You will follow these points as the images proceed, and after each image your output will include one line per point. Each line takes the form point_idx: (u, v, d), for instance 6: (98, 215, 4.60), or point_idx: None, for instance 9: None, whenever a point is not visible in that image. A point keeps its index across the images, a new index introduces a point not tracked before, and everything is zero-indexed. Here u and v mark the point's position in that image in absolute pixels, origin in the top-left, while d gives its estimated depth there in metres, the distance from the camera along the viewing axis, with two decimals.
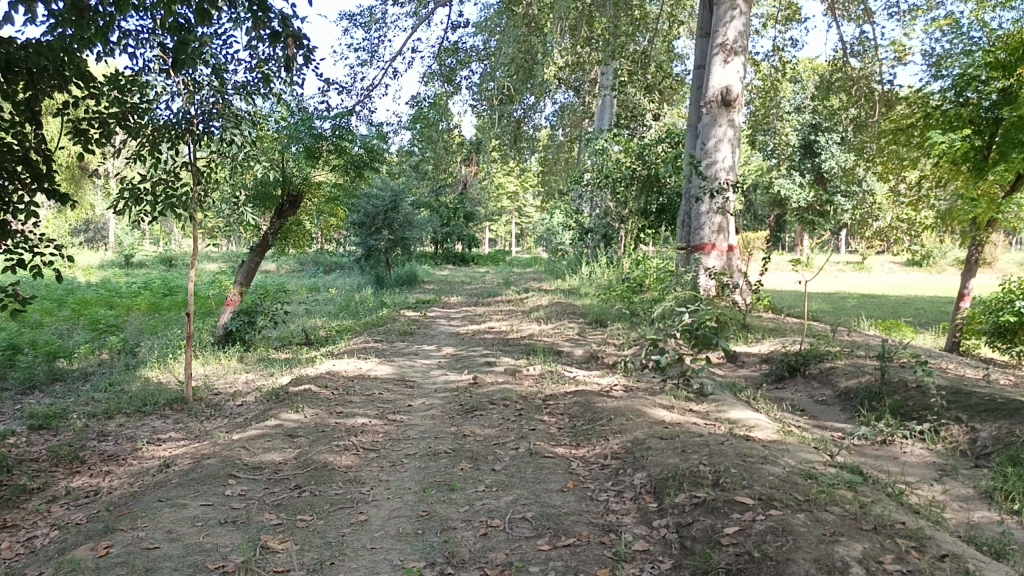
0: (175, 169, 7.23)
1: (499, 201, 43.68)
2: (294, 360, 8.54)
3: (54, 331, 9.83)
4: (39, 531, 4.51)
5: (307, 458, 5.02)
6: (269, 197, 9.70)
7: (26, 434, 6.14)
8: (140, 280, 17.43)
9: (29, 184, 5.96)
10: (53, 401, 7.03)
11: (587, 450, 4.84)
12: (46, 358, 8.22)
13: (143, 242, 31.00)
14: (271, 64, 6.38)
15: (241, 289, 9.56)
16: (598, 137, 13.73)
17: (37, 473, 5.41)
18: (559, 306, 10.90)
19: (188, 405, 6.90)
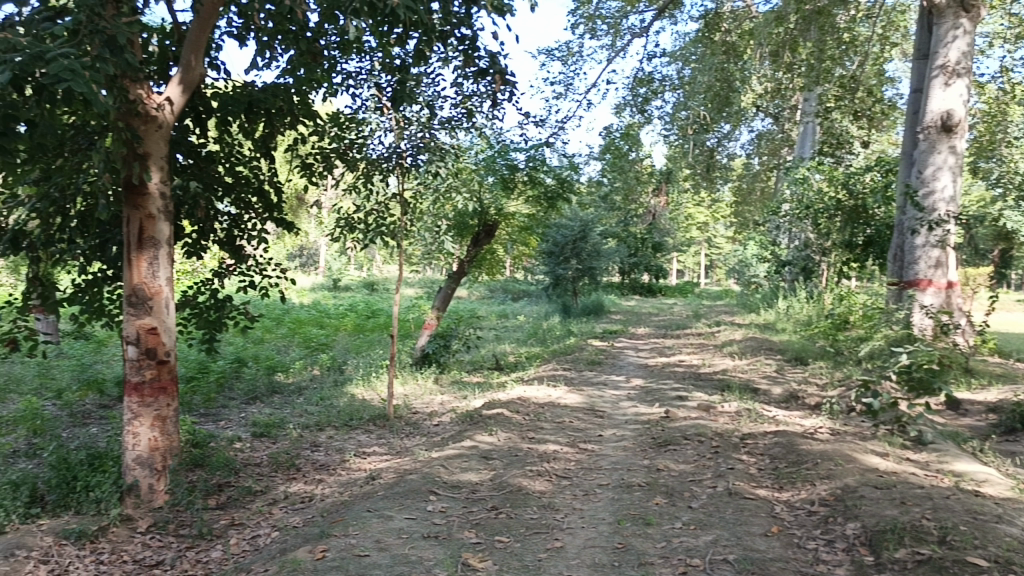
0: (384, 200, 7.67)
1: (688, 232, 43.02)
2: (486, 384, 8.81)
3: (273, 347, 10.77)
4: (262, 532, 4.93)
5: (503, 481, 5.14)
6: (466, 226, 10.13)
7: (250, 440, 6.75)
8: (347, 303, 18.71)
9: (261, 213, 6.61)
10: (273, 411, 7.67)
11: (791, 493, 4.61)
12: (267, 372, 9.00)
13: (348, 267, 33.35)
14: (474, 99, 6.70)
15: (438, 313, 10.00)
16: (798, 167, 13.25)
17: (260, 477, 5.93)
18: (754, 341, 10.52)
19: (390, 422, 7.30)
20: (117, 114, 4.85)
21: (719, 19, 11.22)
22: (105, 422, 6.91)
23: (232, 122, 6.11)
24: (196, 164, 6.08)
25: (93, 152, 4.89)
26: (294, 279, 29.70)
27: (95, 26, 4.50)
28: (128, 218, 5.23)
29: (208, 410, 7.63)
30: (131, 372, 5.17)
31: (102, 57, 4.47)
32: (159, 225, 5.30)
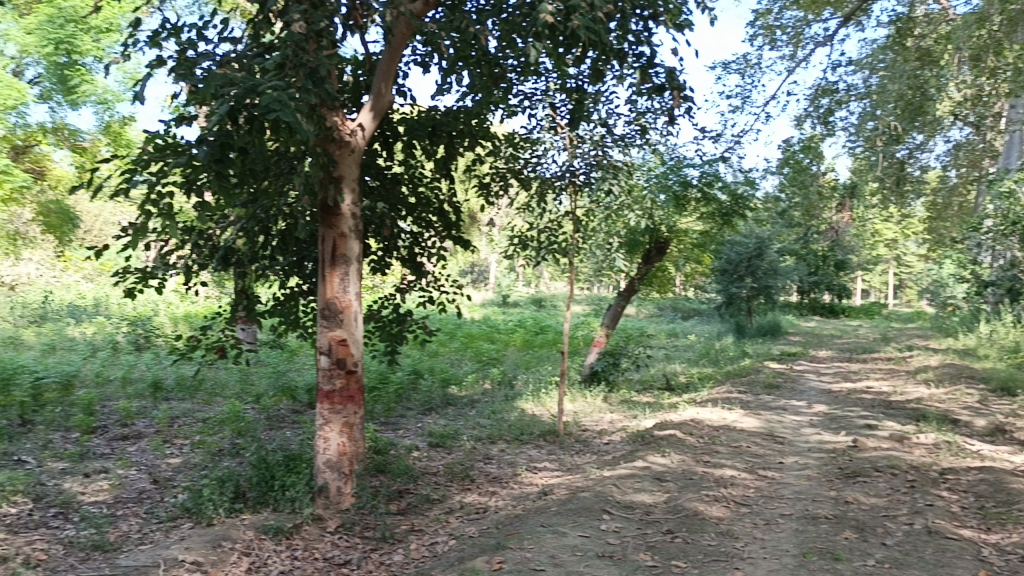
0: (557, 218, 7.75)
1: (873, 250, 40.46)
2: (657, 404, 8.68)
3: (448, 360, 11.15)
4: (440, 539, 5.10)
5: (678, 504, 5.03)
6: (638, 244, 10.08)
7: (427, 449, 7.01)
8: (517, 319, 19.07)
9: (440, 231, 6.87)
10: (448, 422, 7.92)
11: (1002, 537, 4.21)
12: (441, 385, 9.33)
13: (517, 283, 34.02)
14: (649, 116, 6.66)
15: (608, 331, 9.99)
16: (1004, 179, 12.14)
17: (437, 486, 6.13)
18: (952, 368, 9.71)
19: (560, 438, 7.35)
20: (316, 140, 5.22)
21: (912, 25, 10.64)
22: (297, 426, 7.42)
23: (416, 145, 6.41)
24: (383, 185, 6.43)
25: (295, 176, 5.29)
26: (467, 294, 30.67)
27: (299, 59, 4.87)
28: (323, 236, 5.61)
29: (387, 418, 8.02)
30: (323, 380, 5.53)
31: (305, 88, 4.83)
32: (351, 243, 5.63)
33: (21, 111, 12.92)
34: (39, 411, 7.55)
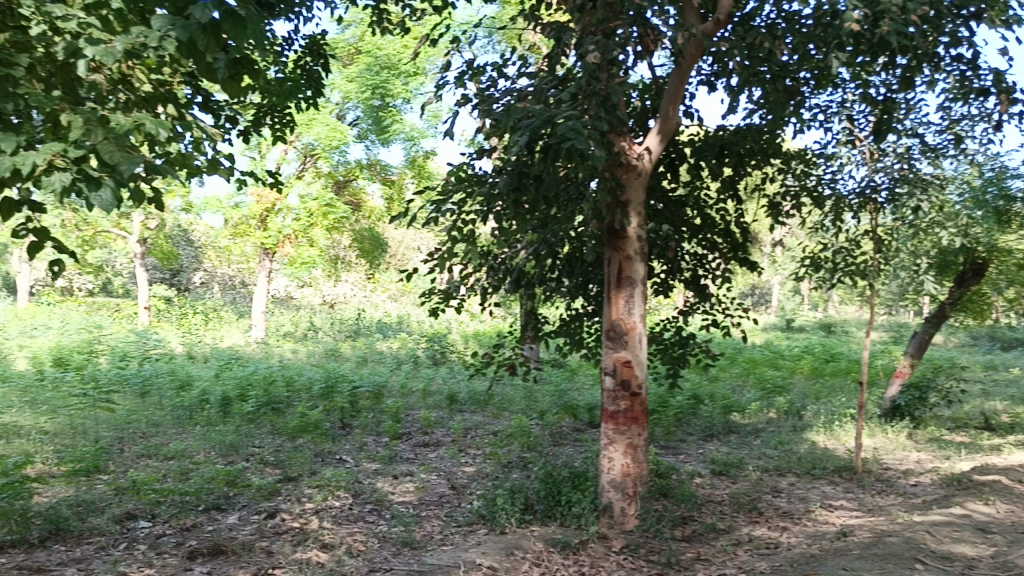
0: (855, 238, 7.21)
1: None
2: (973, 446, 7.73)
3: (729, 386, 10.84)
4: (729, 571, 4.93)
5: (1007, 561, 4.42)
6: (950, 265, 9.11)
7: (710, 477, 6.84)
8: (803, 345, 18.04)
9: (726, 253, 6.67)
10: (731, 450, 7.68)
11: None
12: (723, 411, 9.08)
13: (801, 306, 32.20)
14: (966, 121, 6.00)
15: (912, 361, 9.15)
16: None
17: (723, 515, 5.95)
18: None
19: (857, 475, 6.82)
20: (606, 165, 5.34)
21: None
22: (579, 444, 7.62)
23: (703, 165, 6.32)
24: (668, 208, 6.40)
25: (585, 200, 5.45)
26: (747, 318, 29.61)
27: (592, 88, 5.03)
28: (609, 259, 5.70)
29: (667, 442, 7.98)
30: (608, 401, 5.60)
31: (598, 115, 4.97)
32: (636, 266, 5.66)
33: (344, 150, 14.71)
34: (356, 416, 8.50)
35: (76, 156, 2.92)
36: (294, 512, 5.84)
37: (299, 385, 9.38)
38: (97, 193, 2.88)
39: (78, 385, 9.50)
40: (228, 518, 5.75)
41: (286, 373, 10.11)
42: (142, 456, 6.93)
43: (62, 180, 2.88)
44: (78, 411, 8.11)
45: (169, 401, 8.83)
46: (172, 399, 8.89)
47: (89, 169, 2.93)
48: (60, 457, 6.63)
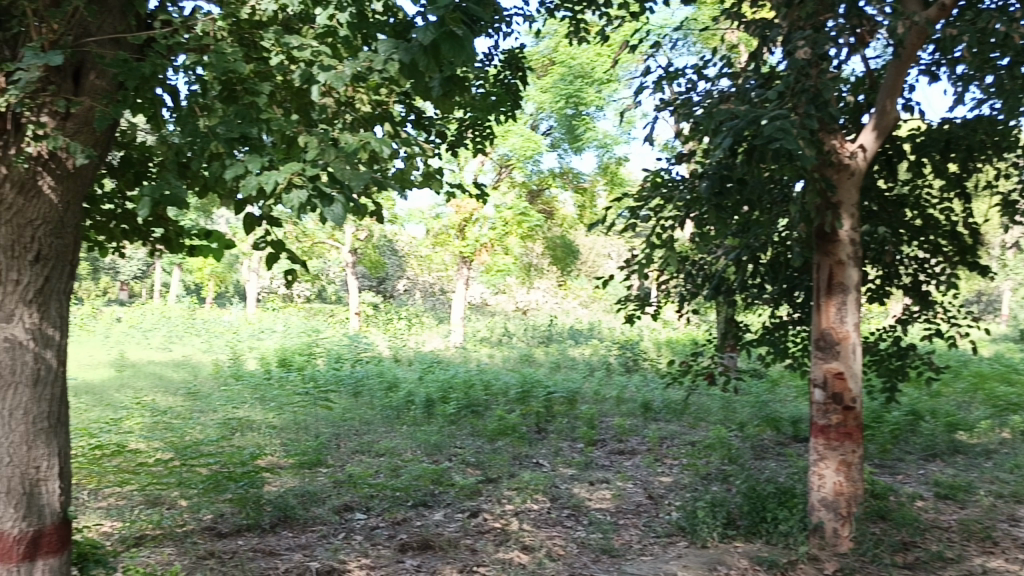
0: None
1: None
2: None
3: (953, 402, 9.92)
4: None
5: None
6: None
7: (934, 500, 6.30)
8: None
9: (952, 257, 6.11)
10: (958, 472, 7.02)
11: None
12: (947, 429, 8.33)
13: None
14: None
15: None
16: None
17: (951, 543, 5.45)
18: None
19: None
20: (815, 165, 5.06)
21: None
22: (783, 459, 7.27)
23: (925, 163, 5.83)
24: (884, 210, 5.96)
25: (792, 204, 5.20)
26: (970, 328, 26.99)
27: (801, 86, 4.80)
28: (820, 264, 5.40)
29: (882, 461, 7.46)
30: (819, 415, 5.31)
31: (808, 113, 4.72)
32: (849, 271, 5.32)
33: (538, 159, 15.04)
34: (551, 421, 8.64)
35: (312, 174, 3.17)
36: (495, 512, 6.02)
37: (496, 389, 9.67)
38: (330, 208, 3.10)
39: (300, 384, 10.35)
40: (434, 515, 6.01)
41: (484, 377, 10.46)
42: (356, 452, 7.42)
43: (299, 196, 3.12)
44: (301, 408, 8.83)
45: (379, 401, 9.41)
46: (381, 400, 9.47)
47: (323, 184, 3.17)
48: (285, 450, 7.24)
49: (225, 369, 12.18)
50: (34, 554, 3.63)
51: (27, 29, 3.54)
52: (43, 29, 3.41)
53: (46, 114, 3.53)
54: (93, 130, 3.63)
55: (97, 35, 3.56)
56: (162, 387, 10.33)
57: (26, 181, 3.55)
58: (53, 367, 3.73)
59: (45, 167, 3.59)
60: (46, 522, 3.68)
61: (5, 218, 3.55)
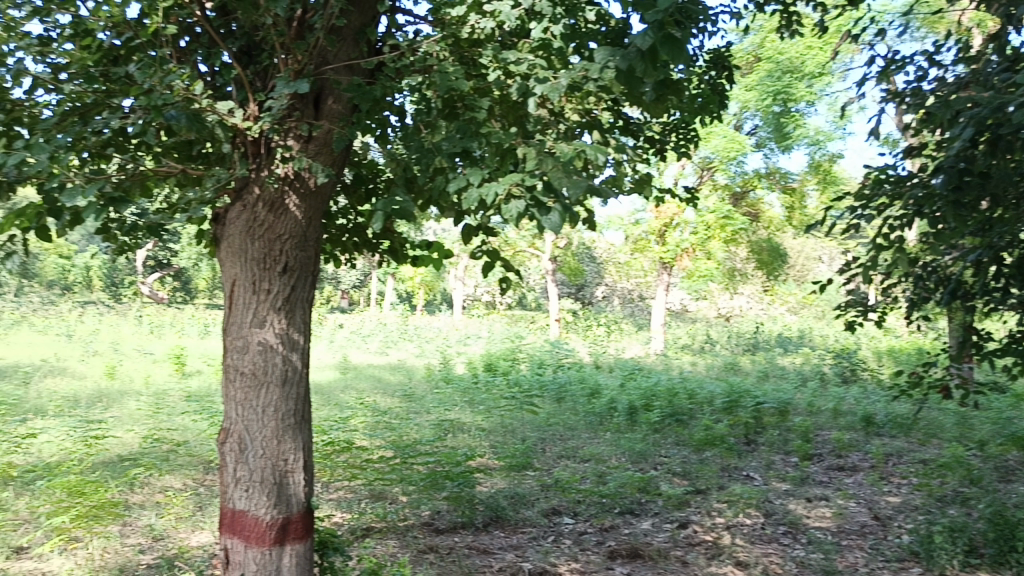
0: None
1: None
2: None
3: None
4: None
5: None
6: None
7: None
8: None
9: None
10: None
11: None
12: None
13: None
14: None
15: None
16: None
17: None
18: None
19: None
20: None
21: None
22: None
23: None
24: None
25: None
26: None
27: None
28: None
29: None
30: None
31: None
32: None
33: (743, 161, 14.61)
34: (761, 433, 8.31)
35: (531, 183, 3.19)
36: (706, 524, 5.87)
37: (702, 398, 9.45)
38: (547, 216, 3.10)
39: (506, 389, 10.67)
40: (642, 524, 5.96)
41: (688, 385, 10.27)
42: (562, 456, 7.52)
43: (518, 206, 3.16)
44: (508, 412, 9.10)
45: (582, 407, 9.49)
46: (585, 406, 9.55)
47: (541, 193, 3.18)
48: (495, 452, 7.48)
49: (436, 373, 12.82)
50: (284, 539, 3.98)
51: (276, 62, 3.91)
52: (289, 60, 3.74)
53: (292, 138, 3.88)
54: (330, 151, 3.94)
55: (332, 62, 3.87)
56: (381, 389, 11.04)
57: (275, 200, 3.92)
58: (298, 369, 4.09)
59: (291, 186, 3.95)
60: (293, 510, 4.03)
61: (258, 233, 3.94)
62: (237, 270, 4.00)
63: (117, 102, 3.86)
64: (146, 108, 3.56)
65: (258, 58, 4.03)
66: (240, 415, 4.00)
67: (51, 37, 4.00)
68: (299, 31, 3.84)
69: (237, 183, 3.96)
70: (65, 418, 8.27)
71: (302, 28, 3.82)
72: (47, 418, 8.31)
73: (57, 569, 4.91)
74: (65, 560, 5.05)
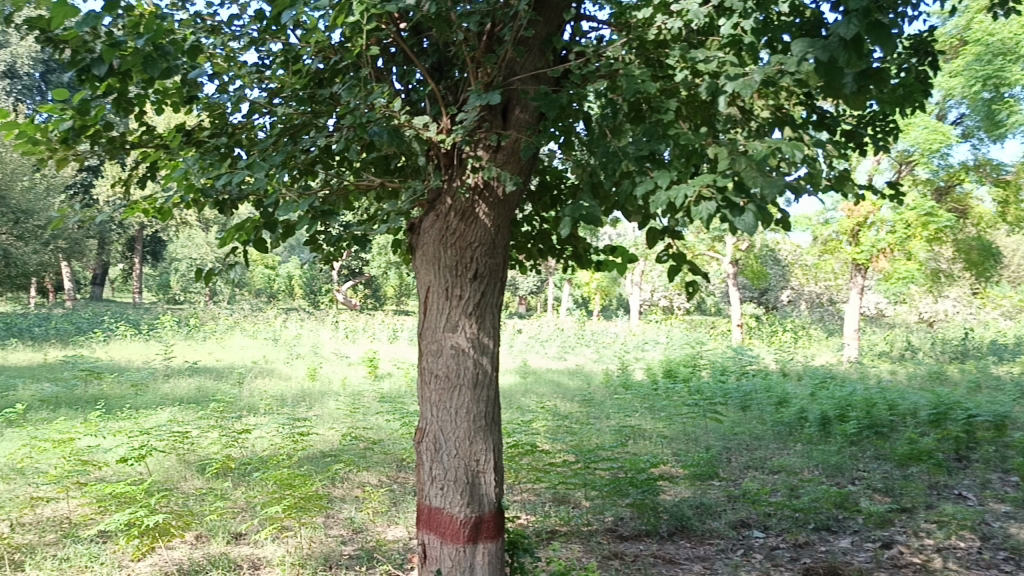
0: None
1: None
2: None
3: None
4: None
5: None
6: None
7: None
8: None
9: None
10: None
11: None
12: None
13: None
14: None
15: None
16: None
17: None
18: None
19: None
20: None
21: None
22: None
23: None
24: None
25: None
26: None
27: None
28: None
29: None
30: None
31: None
32: None
33: (946, 153, 13.50)
34: (975, 449, 7.60)
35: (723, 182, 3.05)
36: (913, 546, 5.44)
37: (903, 409, 8.80)
38: (742, 217, 2.95)
39: (688, 395, 10.45)
40: (840, 542, 5.62)
41: (888, 395, 9.60)
42: (749, 467, 7.28)
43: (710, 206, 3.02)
44: (691, 419, 8.90)
45: (770, 416, 9.12)
46: (772, 415, 9.17)
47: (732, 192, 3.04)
48: (679, 460, 7.34)
49: (615, 379, 12.78)
50: (476, 537, 4.10)
51: (466, 75, 4.05)
52: (480, 73, 3.86)
53: (482, 149, 4.00)
54: (517, 160, 4.01)
55: (520, 72, 3.94)
56: (562, 394, 11.15)
57: (466, 209, 4.06)
58: (488, 372, 4.20)
59: (481, 196, 4.06)
60: (485, 510, 4.14)
61: (451, 241, 4.09)
62: (431, 278, 4.18)
63: (323, 122, 4.14)
64: (350, 126, 3.79)
65: (448, 73, 4.18)
66: (434, 416, 4.17)
67: (265, 64, 4.35)
68: (489, 44, 3.95)
69: (431, 195, 4.14)
70: (275, 415, 9.00)
71: (491, 41, 3.93)
72: (260, 415, 9.07)
73: (271, 555, 5.33)
74: (277, 547, 5.48)
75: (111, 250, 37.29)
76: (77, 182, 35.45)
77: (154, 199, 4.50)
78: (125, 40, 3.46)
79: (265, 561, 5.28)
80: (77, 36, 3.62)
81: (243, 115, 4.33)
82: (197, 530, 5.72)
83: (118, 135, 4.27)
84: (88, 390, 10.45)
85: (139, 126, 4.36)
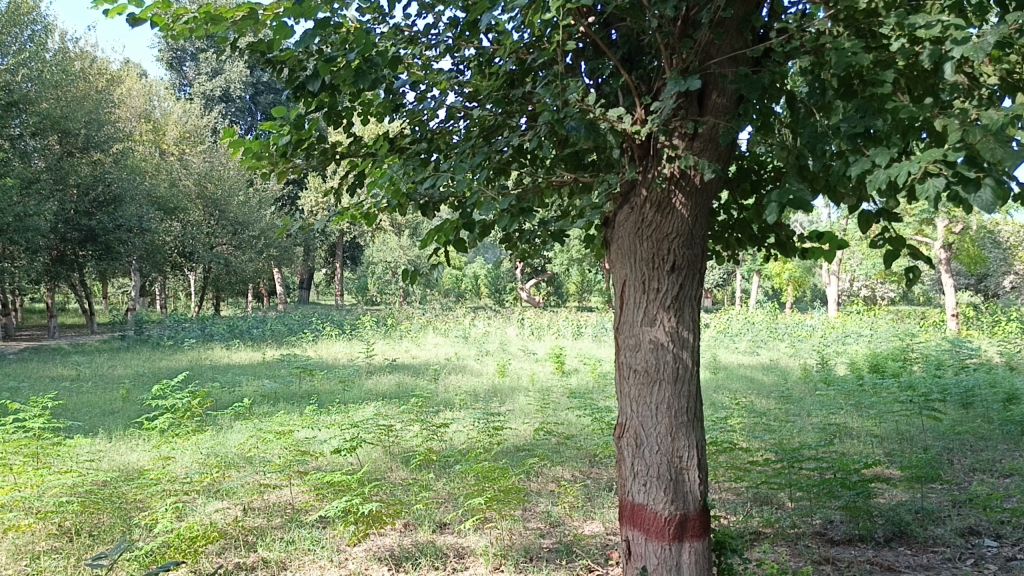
0: None
1: None
2: None
3: None
4: None
5: None
6: None
7: None
8: None
9: None
10: None
11: None
12: None
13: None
14: None
15: None
16: None
17: None
18: None
19: None
20: None
21: None
22: None
23: None
24: None
25: None
26: None
27: None
28: None
29: None
30: None
31: None
32: None
33: None
34: None
35: (953, 156, 2.60)
36: None
37: None
38: (973, 194, 2.58)
39: (900, 392, 9.72)
40: None
41: None
42: (975, 470, 6.68)
43: (936, 185, 2.58)
44: (905, 417, 8.28)
45: (997, 416, 8.32)
46: (1000, 413, 8.36)
47: (964, 168, 2.58)
48: (894, 462, 6.86)
49: (815, 373, 12.22)
50: (682, 535, 4.00)
51: (660, 65, 3.97)
52: (675, 59, 3.76)
53: (677, 138, 3.89)
54: (716, 146, 3.87)
55: (717, 56, 3.81)
56: (757, 390, 10.78)
57: (663, 200, 3.96)
58: (689, 366, 4.07)
59: (677, 185, 3.93)
60: (690, 508, 4.02)
61: (647, 233, 4.01)
62: (628, 271, 4.13)
63: (517, 121, 4.18)
64: (546, 124, 3.80)
65: (643, 63, 4.13)
66: (635, 411, 4.13)
67: (459, 70, 4.47)
68: (684, 29, 3.83)
69: (626, 188, 4.10)
70: (471, 410, 9.33)
71: (686, 26, 3.82)
72: (457, 410, 9.45)
73: (475, 545, 5.51)
74: (479, 538, 5.64)
75: (315, 256, 40.17)
76: (284, 194, 38.56)
77: (362, 206, 4.75)
78: (338, 55, 3.63)
79: (469, 551, 5.46)
80: (293, 55, 3.85)
81: (440, 121, 4.50)
82: (405, 518, 6.02)
83: (330, 146, 4.53)
84: (302, 386, 11.32)
85: (347, 137, 4.60)
